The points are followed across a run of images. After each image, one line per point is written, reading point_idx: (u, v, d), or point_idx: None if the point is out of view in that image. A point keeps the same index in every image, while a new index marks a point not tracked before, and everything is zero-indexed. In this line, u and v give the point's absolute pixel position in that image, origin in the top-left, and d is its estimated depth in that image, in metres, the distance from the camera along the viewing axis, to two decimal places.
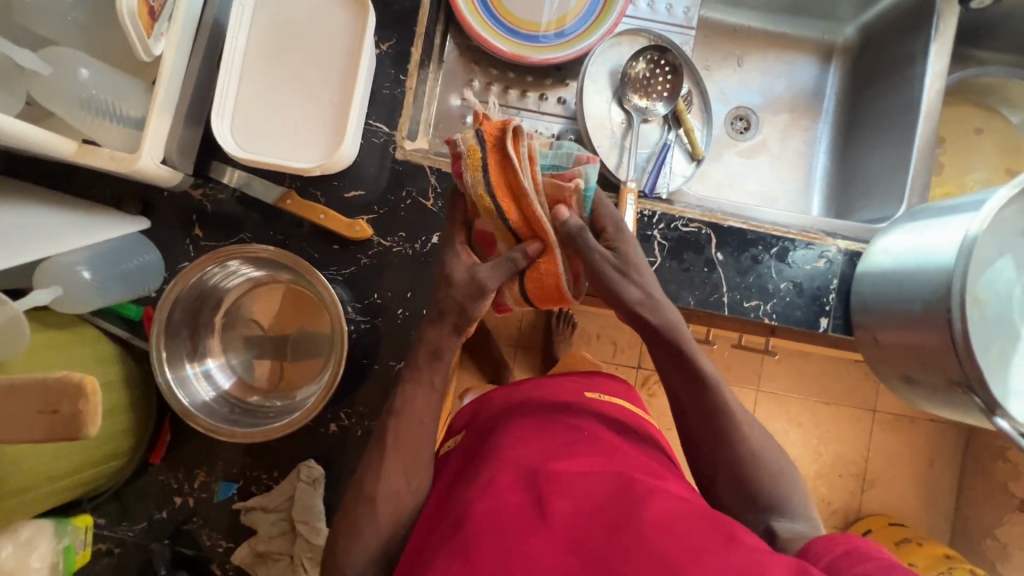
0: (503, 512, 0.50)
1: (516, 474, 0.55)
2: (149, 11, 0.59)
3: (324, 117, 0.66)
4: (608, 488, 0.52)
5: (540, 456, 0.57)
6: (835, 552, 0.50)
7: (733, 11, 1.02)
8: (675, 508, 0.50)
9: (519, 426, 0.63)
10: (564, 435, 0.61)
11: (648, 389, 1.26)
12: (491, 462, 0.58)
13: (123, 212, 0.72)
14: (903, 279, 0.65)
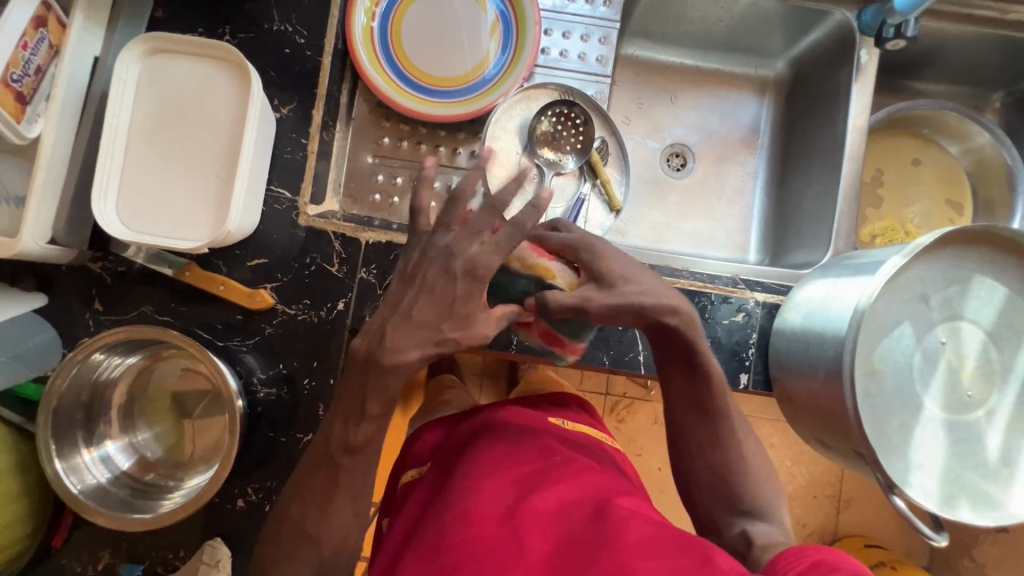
0: (478, 541, 0.52)
1: (489, 501, 0.56)
2: (16, 95, 0.58)
3: (212, 192, 0.64)
4: (583, 515, 0.55)
5: (513, 482, 0.59)
6: (802, 566, 0.49)
7: (662, 49, 1.00)
8: (650, 532, 0.51)
9: (487, 449, 0.63)
10: (537, 459, 0.62)
11: (617, 415, 1.15)
12: (459, 487, 0.59)
13: (19, 290, 0.70)
14: (809, 340, 0.63)
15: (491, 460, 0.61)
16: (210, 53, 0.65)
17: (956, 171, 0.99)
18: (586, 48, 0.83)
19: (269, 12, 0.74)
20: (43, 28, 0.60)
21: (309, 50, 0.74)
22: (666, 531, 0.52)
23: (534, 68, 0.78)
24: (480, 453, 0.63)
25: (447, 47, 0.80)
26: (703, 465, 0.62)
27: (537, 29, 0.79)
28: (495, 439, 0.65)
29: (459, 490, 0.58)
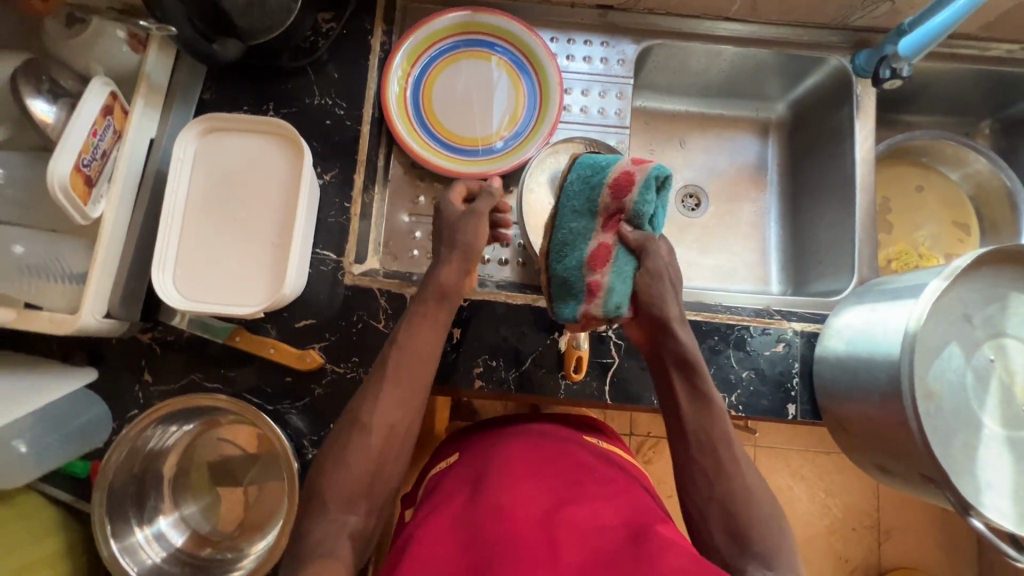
0: (512, 535, 0.52)
1: (527, 506, 0.56)
2: (85, 179, 0.61)
3: (267, 259, 0.66)
4: (617, 530, 0.54)
5: (550, 492, 0.59)
6: None
7: (669, 99, 1.04)
8: (687, 565, 0.48)
9: (523, 455, 0.63)
10: (575, 471, 0.62)
11: (643, 456, 1.13)
12: (495, 488, 0.59)
13: (70, 365, 0.71)
14: (857, 366, 0.64)
15: (528, 468, 0.62)
16: (263, 129, 0.69)
17: (959, 195, 1.04)
18: (605, 103, 0.89)
19: (310, 88, 0.79)
20: (110, 116, 0.64)
21: (349, 120, 0.79)
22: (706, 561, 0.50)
23: (560, 125, 0.83)
24: (517, 456, 0.63)
25: (475, 110, 0.85)
26: (707, 491, 0.58)
27: (559, 88, 0.84)
28: (532, 447, 0.65)
29: (495, 493, 0.58)
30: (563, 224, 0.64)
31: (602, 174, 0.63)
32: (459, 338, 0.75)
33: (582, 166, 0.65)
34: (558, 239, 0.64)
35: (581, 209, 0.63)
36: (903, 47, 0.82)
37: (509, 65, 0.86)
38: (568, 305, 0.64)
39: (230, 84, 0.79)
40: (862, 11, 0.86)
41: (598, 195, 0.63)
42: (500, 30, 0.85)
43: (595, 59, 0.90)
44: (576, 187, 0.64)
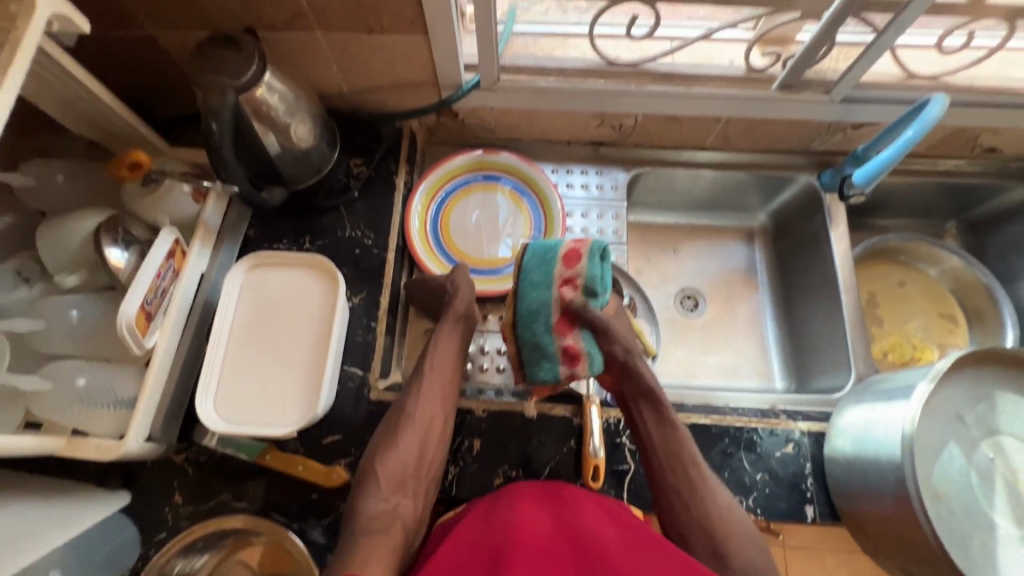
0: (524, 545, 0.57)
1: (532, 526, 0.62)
2: (146, 315, 0.68)
3: (302, 380, 0.72)
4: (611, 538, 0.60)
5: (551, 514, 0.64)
6: None
7: (659, 213, 1.16)
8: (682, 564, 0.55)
9: (527, 489, 0.68)
10: (576, 499, 0.67)
11: None
12: (503, 514, 0.64)
13: (104, 488, 0.74)
14: (866, 468, 0.67)
15: (530, 496, 0.67)
16: (302, 262, 0.78)
17: (941, 290, 1.11)
18: (603, 224, 0.99)
19: (341, 221, 0.90)
20: (172, 260, 0.73)
21: (376, 248, 0.89)
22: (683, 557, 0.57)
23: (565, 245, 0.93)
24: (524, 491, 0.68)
25: (487, 234, 0.96)
26: (686, 518, 0.66)
27: (562, 209, 0.95)
28: (533, 483, 0.70)
29: (501, 517, 0.63)
30: (529, 298, 0.74)
31: (551, 249, 0.75)
32: (479, 449, 0.78)
33: (536, 248, 0.76)
34: (525, 312, 0.74)
35: (541, 284, 0.74)
36: (857, 177, 0.93)
37: (515, 194, 0.98)
38: (546, 368, 0.74)
39: (272, 221, 0.89)
40: (821, 138, 0.98)
41: (553, 269, 0.74)
42: (506, 167, 0.98)
43: (591, 186, 1.02)
44: (533, 265, 0.75)
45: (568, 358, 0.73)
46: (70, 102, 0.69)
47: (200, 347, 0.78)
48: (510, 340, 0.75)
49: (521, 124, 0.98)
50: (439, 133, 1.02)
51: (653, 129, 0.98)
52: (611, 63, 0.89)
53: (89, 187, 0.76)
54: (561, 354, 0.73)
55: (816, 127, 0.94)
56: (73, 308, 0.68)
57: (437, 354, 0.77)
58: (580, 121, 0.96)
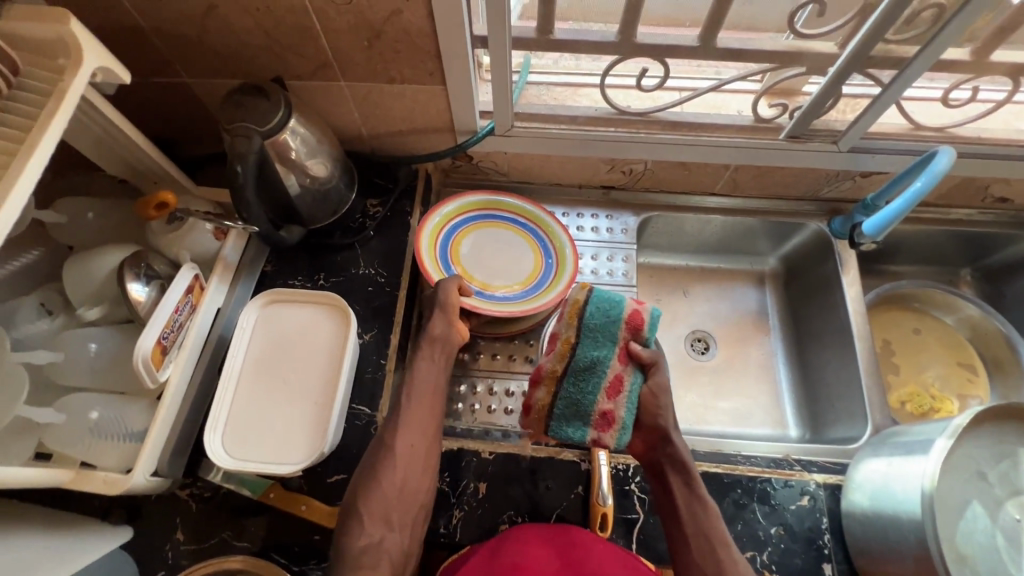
0: None
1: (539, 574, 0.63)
2: (161, 349, 0.69)
3: (311, 417, 0.72)
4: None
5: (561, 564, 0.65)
6: None
7: (670, 255, 1.16)
8: None
9: (535, 535, 0.69)
10: (581, 544, 0.67)
11: None
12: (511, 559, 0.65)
13: (107, 523, 0.73)
14: (887, 526, 0.64)
15: (540, 542, 0.68)
16: (313, 299, 0.80)
17: (958, 338, 1.09)
18: (613, 266, 1.00)
19: (356, 260, 0.92)
20: (190, 295, 0.75)
21: (388, 286, 0.90)
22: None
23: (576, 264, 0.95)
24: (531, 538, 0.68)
25: (494, 271, 0.94)
26: None
27: (564, 229, 0.98)
28: (540, 528, 0.70)
29: (510, 564, 0.64)
30: (586, 353, 0.75)
31: (617, 309, 0.76)
32: (485, 492, 0.76)
33: (601, 300, 0.77)
34: (578, 368, 0.74)
35: (601, 340, 0.75)
36: (866, 228, 0.93)
37: (520, 230, 0.98)
38: (576, 427, 0.74)
39: (289, 258, 0.92)
40: (830, 186, 1.00)
41: (617, 329, 0.75)
42: (509, 205, 0.99)
43: (602, 228, 1.03)
44: (597, 319, 0.75)
45: (604, 424, 0.73)
46: (106, 144, 0.73)
47: (212, 380, 0.79)
48: (545, 391, 0.75)
49: (534, 167, 1.00)
50: (454, 175, 1.05)
51: (663, 174, 1.00)
52: (621, 111, 0.90)
53: (116, 223, 0.79)
54: (596, 419, 0.73)
55: (825, 174, 0.96)
56: (92, 341, 0.69)
57: (415, 386, 0.75)
58: (591, 166, 0.99)
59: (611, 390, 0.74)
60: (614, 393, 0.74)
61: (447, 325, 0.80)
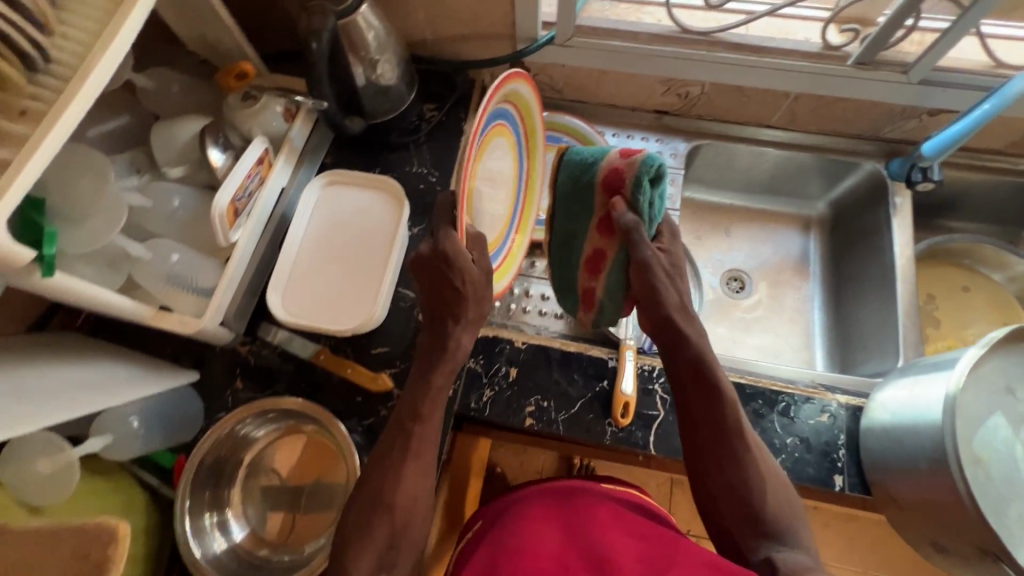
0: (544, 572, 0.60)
1: (539, 542, 0.64)
2: (234, 210, 0.74)
3: (362, 288, 0.78)
4: (627, 555, 0.61)
5: (562, 531, 0.66)
6: None
7: (715, 192, 1.16)
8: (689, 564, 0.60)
9: (536, 507, 0.70)
10: (585, 503, 0.71)
11: None
12: (512, 534, 0.66)
13: (179, 366, 0.82)
14: (903, 436, 0.66)
15: (542, 514, 0.69)
16: (371, 183, 0.85)
17: (1007, 299, 1.06)
18: None
19: (410, 159, 0.96)
20: (260, 167, 0.79)
21: (438, 186, 0.94)
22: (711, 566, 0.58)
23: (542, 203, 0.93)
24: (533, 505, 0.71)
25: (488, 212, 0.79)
26: (726, 486, 0.66)
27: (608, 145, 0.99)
28: (543, 495, 0.73)
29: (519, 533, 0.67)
30: (560, 226, 0.76)
31: (593, 172, 0.72)
32: (515, 377, 0.81)
33: (572, 163, 0.73)
34: (556, 242, 0.77)
35: (578, 211, 0.74)
36: (926, 148, 0.92)
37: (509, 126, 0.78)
38: (567, 300, 0.81)
39: (348, 153, 0.97)
40: (893, 124, 0.97)
41: (593, 195, 0.72)
42: (508, 96, 0.75)
43: (650, 152, 1.04)
44: (565, 187, 0.73)
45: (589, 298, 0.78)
46: (195, 15, 0.78)
47: (274, 251, 0.85)
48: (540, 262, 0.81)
49: (589, 85, 1.01)
50: None
51: (719, 101, 0.99)
52: (684, 31, 0.91)
53: (197, 97, 0.85)
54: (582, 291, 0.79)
55: (889, 110, 0.94)
56: (175, 196, 0.76)
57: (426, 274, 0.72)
58: (646, 86, 0.99)
59: (590, 264, 0.76)
60: (592, 267, 0.76)
61: (470, 329, 0.73)
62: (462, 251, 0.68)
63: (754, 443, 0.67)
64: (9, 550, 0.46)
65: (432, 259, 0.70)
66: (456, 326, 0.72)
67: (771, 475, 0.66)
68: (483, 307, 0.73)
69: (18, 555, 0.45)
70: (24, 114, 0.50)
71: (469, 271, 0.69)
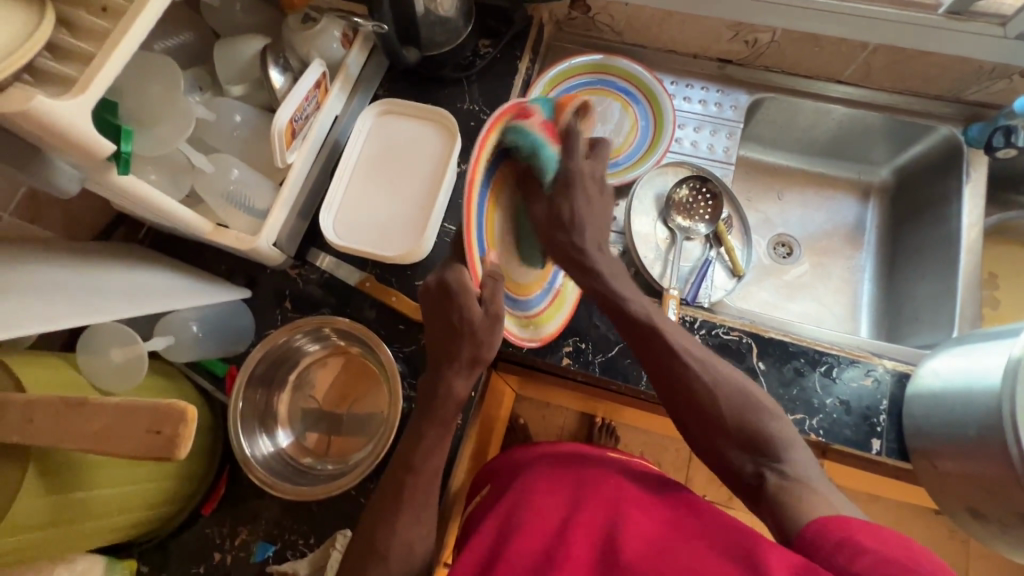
0: (541, 556, 0.47)
1: (545, 518, 0.52)
2: (292, 131, 0.74)
3: (410, 219, 0.79)
4: (634, 528, 0.49)
5: (567, 501, 0.55)
6: (829, 546, 0.47)
7: (771, 152, 1.11)
8: (712, 551, 0.45)
9: (544, 475, 0.59)
10: (591, 476, 0.58)
11: None
12: (517, 508, 0.54)
13: (232, 283, 0.85)
14: (953, 402, 0.64)
15: (549, 484, 0.57)
16: (423, 115, 0.84)
17: None
18: (714, 141, 0.99)
19: (462, 96, 0.95)
20: (317, 91, 0.78)
21: None
22: (735, 550, 0.44)
23: (642, 143, 0.95)
24: (541, 471, 0.60)
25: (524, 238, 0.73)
26: (684, 399, 0.62)
27: (666, 92, 0.96)
28: (555, 464, 0.61)
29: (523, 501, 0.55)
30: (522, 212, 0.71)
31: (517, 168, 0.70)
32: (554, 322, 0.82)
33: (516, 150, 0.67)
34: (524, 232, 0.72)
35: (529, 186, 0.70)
36: (1016, 106, 0.86)
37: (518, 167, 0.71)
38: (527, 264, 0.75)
39: (401, 85, 0.96)
40: (979, 85, 0.91)
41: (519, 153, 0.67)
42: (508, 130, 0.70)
43: (709, 102, 1.01)
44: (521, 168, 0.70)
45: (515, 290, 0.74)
46: None
47: (325, 178, 0.86)
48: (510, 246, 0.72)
49: (652, 27, 0.97)
50: (567, 30, 1.03)
51: (789, 50, 0.94)
52: None
53: (258, 17, 0.85)
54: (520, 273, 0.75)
55: (977, 67, 0.87)
56: (237, 113, 0.77)
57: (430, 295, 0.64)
58: (712, 30, 0.94)
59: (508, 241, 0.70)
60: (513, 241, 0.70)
61: (465, 373, 0.63)
62: (468, 291, 0.61)
63: (684, 355, 0.63)
64: (92, 418, 0.49)
65: (435, 293, 0.63)
66: (451, 369, 0.63)
67: (723, 378, 0.61)
68: (482, 352, 0.62)
69: (99, 424, 0.49)
70: (106, 11, 0.51)
71: (471, 312, 0.61)
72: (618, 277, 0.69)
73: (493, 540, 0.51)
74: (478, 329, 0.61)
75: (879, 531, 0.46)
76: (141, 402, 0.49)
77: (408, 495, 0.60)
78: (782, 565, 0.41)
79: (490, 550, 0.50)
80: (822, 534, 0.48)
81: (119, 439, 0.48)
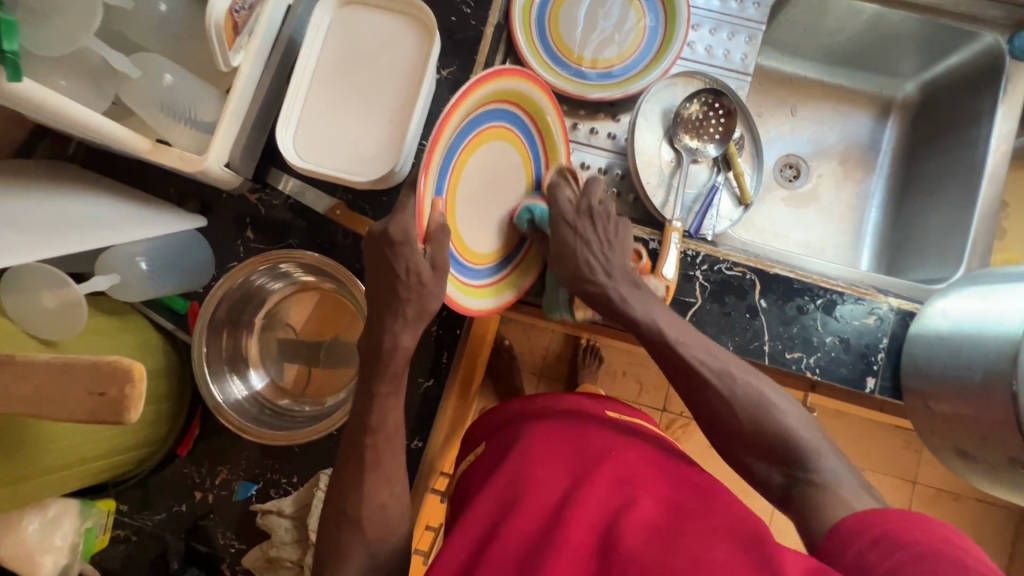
0: (538, 544, 0.45)
1: (542, 497, 0.50)
2: (233, 25, 0.59)
3: (383, 135, 0.68)
4: (638, 514, 0.47)
5: (568, 474, 0.52)
6: (864, 540, 0.46)
7: (790, 60, 0.99)
8: (717, 543, 0.43)
9: (542, 441, 0.55)
10: (592, 447, 0.55)
11: None
12: (513, 481, 0.51)
13: (183, 209, 0.75)
14: (960, 344, 0.62)
15: (548, 455, 0.54)
16: (395, 7, 0.70)
17: None
18: (731, 46, 0.87)
19: None
20: None
21: (474, 20, 0.77)
22: (746, 543, 0.43)
23: (651, 49, 0.82)
24: (538, 435, 0.56)
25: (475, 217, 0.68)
26: (709, 422, 0.60)
27: None
28: (553, 428, 0.58)
29: (520, 472, 0.52)
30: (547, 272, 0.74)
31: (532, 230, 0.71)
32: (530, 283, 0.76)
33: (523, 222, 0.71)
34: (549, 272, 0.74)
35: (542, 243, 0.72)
36: None
37: (515, 130, 0.69)
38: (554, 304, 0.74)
39: None
40: None
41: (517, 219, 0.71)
42: (505, 92, 0.65)
43: None
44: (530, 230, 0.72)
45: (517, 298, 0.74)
46: None
47: (280, 84, 0.73)
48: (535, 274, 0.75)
49: None
50: None
51: None
52: None
53: None
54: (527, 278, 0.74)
55: None
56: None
57: (372, 238, 0.58)
58: None
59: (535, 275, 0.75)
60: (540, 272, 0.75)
61: (417, 331, 0.60)
62: (413, 239, 0.56)
63: (700, 380, 0.61)
64: (23, 379, 0.43)
65: (382, 241, 0.58)
66: (412, 315, 0.59)
67: (743, 405, 0.59)
68: (430, 305, 0.59)
69: (32, 386, 0.43)
70: None
71: (417, 262, 0.57)
72: (637, 300, 0.65)
73: (488, 518, 0.49)
74: (429, 284, 0.58)
75: (914, 518, 0.45)
76: (81, 358, 0.43)
77: (392, 444, 0.58)
78: (795, 566, 0.40)
79: (487, 525, 0.48)
80: (858, 528, 0.47)
81: (60, 403, 0.43)
